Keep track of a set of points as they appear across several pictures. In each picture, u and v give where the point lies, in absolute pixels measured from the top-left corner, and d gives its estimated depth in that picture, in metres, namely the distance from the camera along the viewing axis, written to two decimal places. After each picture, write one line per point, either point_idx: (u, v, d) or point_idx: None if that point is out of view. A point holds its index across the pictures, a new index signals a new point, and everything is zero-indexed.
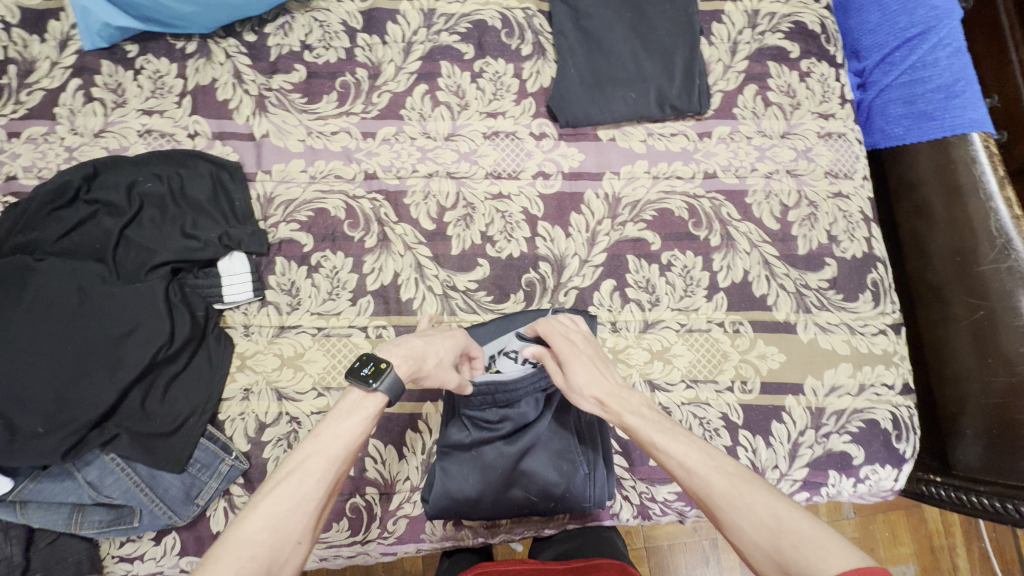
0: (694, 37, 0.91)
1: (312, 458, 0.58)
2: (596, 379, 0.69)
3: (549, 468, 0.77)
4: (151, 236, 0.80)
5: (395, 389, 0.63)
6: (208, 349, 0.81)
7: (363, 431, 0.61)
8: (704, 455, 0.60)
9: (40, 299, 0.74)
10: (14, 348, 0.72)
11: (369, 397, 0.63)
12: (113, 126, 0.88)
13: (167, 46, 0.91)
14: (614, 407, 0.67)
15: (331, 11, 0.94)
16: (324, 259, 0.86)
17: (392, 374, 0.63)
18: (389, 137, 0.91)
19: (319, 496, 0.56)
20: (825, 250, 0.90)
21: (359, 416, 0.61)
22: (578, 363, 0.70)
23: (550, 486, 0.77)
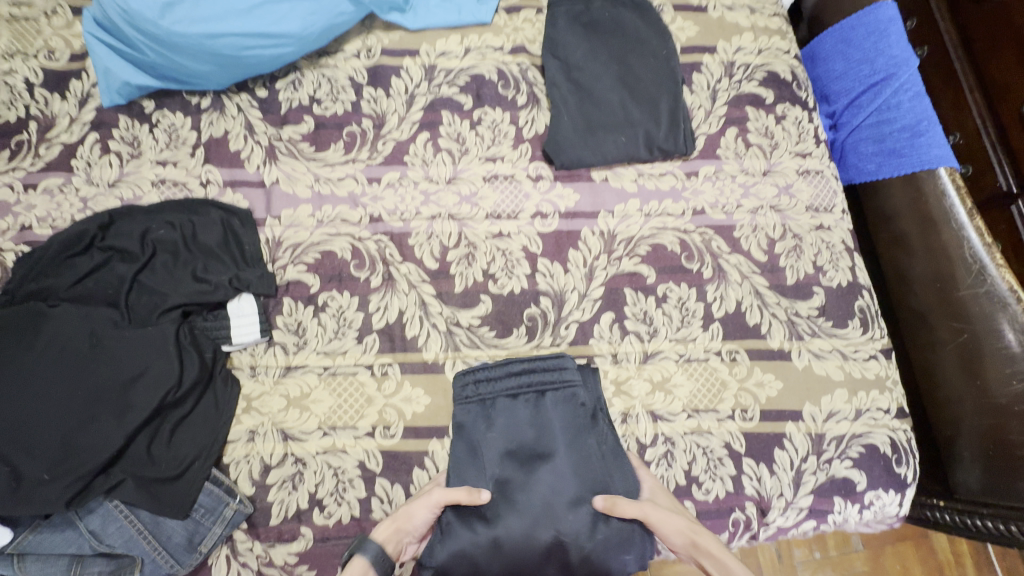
0: (677, 87, 0.99)
1: None
2: (680, 523, 0.75)
3: (563, 499, 0.78)
4: (163, 280, 0.82)
5: (375, 555, 0.70)
6: (215, 391, 0.81)
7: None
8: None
9: (52, 344, 0.75)
10: (24, 394, 0.73)
11: (356, 561, 0.70)
12: (128, 177, 0.92)
13: (182, 101, 0.97)
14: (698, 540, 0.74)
15: (339, 68, 1.00)
16: (331, 298, 0.89)
17: (371, 542, 0.71)
18: (393, 182, 0.95)
19: None
20: (813, 280, 0.94)
21: None
22: (662, 518, 0.75)
23: (568, 514, 0.77)
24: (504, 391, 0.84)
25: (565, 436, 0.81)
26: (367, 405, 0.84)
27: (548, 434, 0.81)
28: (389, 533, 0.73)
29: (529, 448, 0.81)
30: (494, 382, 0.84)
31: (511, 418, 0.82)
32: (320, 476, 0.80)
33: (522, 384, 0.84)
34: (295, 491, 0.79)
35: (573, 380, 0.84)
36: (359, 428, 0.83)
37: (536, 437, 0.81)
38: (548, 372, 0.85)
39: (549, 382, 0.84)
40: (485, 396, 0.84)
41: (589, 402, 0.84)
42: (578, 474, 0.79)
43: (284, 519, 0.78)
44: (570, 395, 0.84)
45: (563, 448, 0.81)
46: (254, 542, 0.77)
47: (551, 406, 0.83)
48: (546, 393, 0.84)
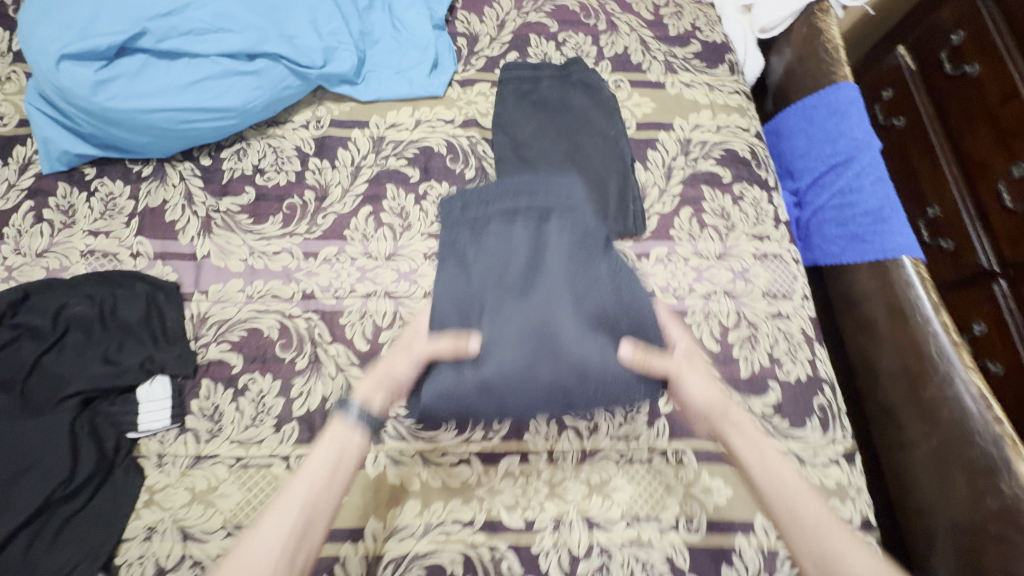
0: (629, 167, 0.96)
1: (286, 509, 0.60)
2: (714, 391, 0.69)
3: (570, 323, 0.65)
4: (70, 363, 0.78)
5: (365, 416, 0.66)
6: (113, 483, 0.76)
7: (339, 464, 0.64)
8: (831, 518, 0.60)
9: None
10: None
11: (338, 424, 0.66)
12: (56, 246, 0.89)
13: (123, 169, 0.95)
14: (732, 422, 0.69)
15: (286, 138, 0.99)
16: (252, 381, 0.84)
17: (355, 406, 0.67)
18: (330, 257, 0.92)
19: (292, 523, 0.60)
20: (768, 373, 0.88)
21: (329, 450, 0.64)
22: (698, 379, 0.69)
23: (570, 338, 0.64)
24: (502, 212, 0.75)
25: (568, 254, 0.70)
26: None
27: (547, 252, 0.70)
28: (374, 392, 0.68)
29: (526, 270, 0.69)
30: (490, 206, 0.77)
31: (504, 244, 0.72)
32: None
33: (525, 203, 0.75)
34: None
35: (578, 206, 0.75)
36: None
37: (534, 259, 0.70)
38: (553, 194, 0.76)
39: (552, 202, 0.75)
40: (475, 221, 0.76)
41: (595, 228, 0.74)
42: (584, 296, 0.67)
43: None
44: (574, 218, 0.74)
45: (567, 266, 0.69)
46: None
47: (553, 228, 0.72)
48: (550, 215, 0.74)
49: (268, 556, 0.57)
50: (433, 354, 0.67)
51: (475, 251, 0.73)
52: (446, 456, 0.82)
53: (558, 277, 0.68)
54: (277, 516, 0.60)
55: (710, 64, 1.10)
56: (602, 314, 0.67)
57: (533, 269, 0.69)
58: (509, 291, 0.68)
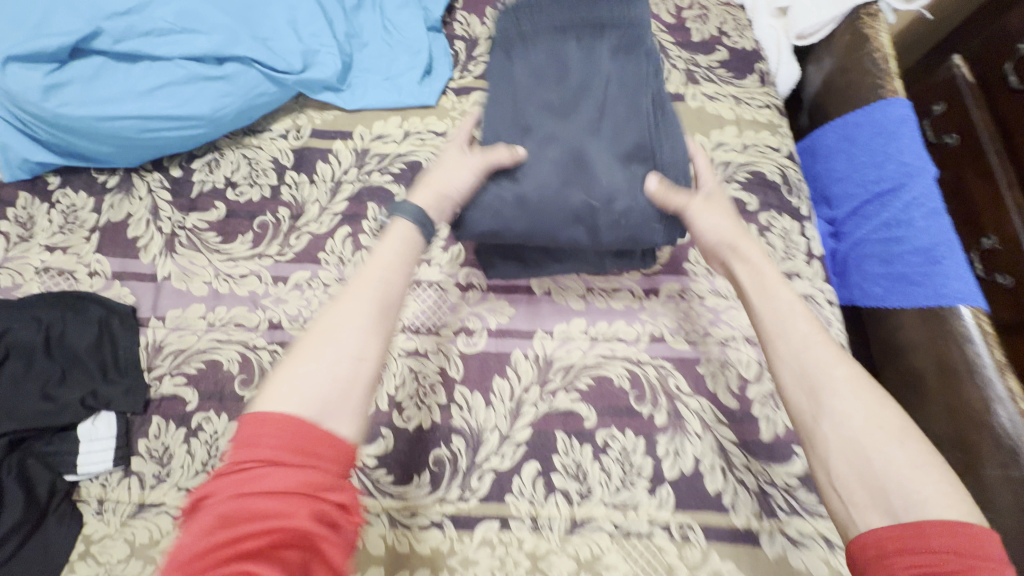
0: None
1: (349, 297, 0.51)
2: (732, 227, 0.63)
3: (611, 152, 0.65)
4: (6, 397, 0.71)
5: (417, 216, 0.57)
6: (45, 532, 0.69)
7: (405, 253, 0.55)
8: (824, 340, 0.55)
9: None
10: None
11: (397, 224, 0.56)
12: (11, 262, 0.84)
13: (87, 179, 0.89)
14: (743, 249, 0.63)
15: (263, 149, 0.91)
16: (206, 421, 0.76)
17: (410, 205, 0.57)
18: (301, 283, 0.83)
19: (365, 314, 0.51)
20: (794, 437, 0.76)
21: (393, 244, 0.55)
22: (716, 211, 0.64)
23: (608, 165, 0.64)
24: (557, 25, 0.70)
25: (620, 82, 0.68)
26: None
27: (603, 80, 0.68)
28: (432, 200, 0.60)
29: (577, 96, 0.68)
30: (543, 10, 0.71)
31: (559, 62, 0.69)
32: None
33: (579, 20, 0.70)
34: None
35: (637, 26, 0.70)
36: None
37: (587, 86, 0.68)
38: (613, 12, 0.71)
39: (613, 22, 0.70)
40: (528, 36, 0.71)
41: (656, 58, 0.70)
42: (627, 124, 0.66)
43: None
44: (636, 45, 0.70)
45: (615, 94, 0.68)
46: None
47: (604, 50, 0.70)
48: (607, 38, 0.70)
49: (345, 335, 0.49)
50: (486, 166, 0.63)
51: (525, 67, 0.69)
52: (415, 517, 0.73)
53: (608, 108, 0.67)
54: (344, 301, 0.51)
55: (737, 73, 0.97)
56: (648, 149, 0.65)
57: (586, 95, 0.67)
58: (558, 115, 0.67)
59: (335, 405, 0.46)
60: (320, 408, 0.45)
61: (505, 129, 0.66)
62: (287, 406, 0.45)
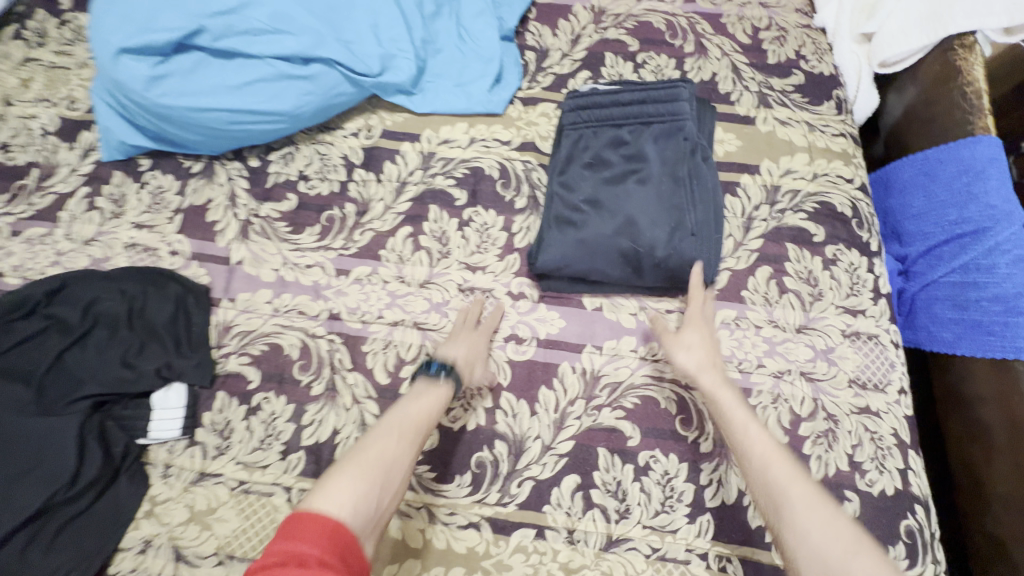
0: (716, 219, 0.79)
1: (391, 429, 0.62)
2: (705, 354, 0.72)
3: (656, 231, 0.75)
4: (90, 361, 0.76)
5: (458, 383, 0.72)
6: (117, 489, 0.74)
7: (434, 413, 0.67)
8: (785, 455, 0.59)
9: None
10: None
11: (438, 386, 0.70)
12: (104, 235, 0.91)
13: (175, 163, 0.95)
14: (708, 375, 0.69)
15: (335, 145, 0.95)
16: (266, 401, 0.80)
17: (456, 372, 0.72)
18: (362, 277, 0.87)
19: (406, 449, 0.61)
20: (845, 480, 0.73)
21: (430, 398, 0.68)
22: (691, 330, 0.74)
23: (655, 238, 0.75)
24: (609, 118, 0.80)
25: (667, 164, 0.77)
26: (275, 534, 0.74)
27: (648, 156, 0.77)
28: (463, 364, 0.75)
29: (624, 172, 0.78)
30: (598, 103, 0.80)
31: (612, 140, 0.79)
32: None
33: (630, 112, 0.79)
34: None
35: (682, 114, 0.77)
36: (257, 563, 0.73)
37: (634, 162, 0.78)
38: (656, 103, 0.78)
39: (659, 113, 0.78)
40: (589, 126, 0.81)
41: (693, 139, 0.77)
42: (671, 199, 0.76)
43: None
44: (676, 128, 0.77)
45: (661, 175, 0.77)
46: None
47: (651, 136, 0.78)
48: (654, 125, 0.78)
49: (391, 471, 0.58)
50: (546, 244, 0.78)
51: (585, 154, 0.80)
52: (455, 516, 0.74)
53: (650, 181, 0.77)
54: (388, 436, 0.61)
55: (812, 99, 0.95)
56: (681, 220, 0.76)
57: (632, 172, 0.78)
58: (605, 191, 0.77)
59: (371, 531, 0.54)
60: (359, 524, 0.52)
61: (561, 202, 0.79)
62: (339, 519, 0.50)
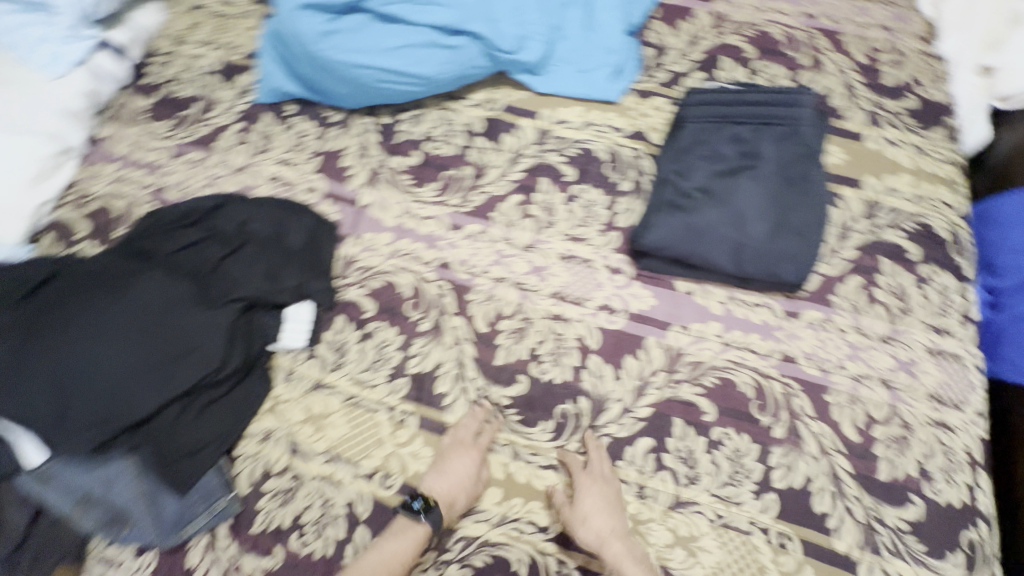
0: (822, 222, 0.82)
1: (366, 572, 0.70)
2: (602, 519, 0.75)
3: (764, 225, 0.81)
4: (242, 269, 0.87)
5: (438, 523, 0.75)
6: (250, 382, 0.86)
7: (407, 560, 0.72)
8: None
9: (137, 301, 0.78)
10: (88, 333, 0.74)
11: (416, 526, 0.75)
12: (251, 167, 1.02)
13: (317, 112, 1.06)
14: (611, 548, 0.73)
15: (460, 113, 1.04)
16: (379, 329, 0.90)
17: (437, 511, 0.75)
18: (473, 234, 0.95)
19: None
20: (912, 484, 0.77)
21: (407, 537, 0.74)
22: (585, 495, 0.76)
23: (760, 234, 0.81)
24: (731, 114, 0.86)
25: (780, 166, 0.83)
26: (376, 445, 0.83)
27: (763, 156, 0.83)
28: (447, 495, 0.77)
29: (738, 167, 0.83)
30: (721, 99, 0.87)
31: (731, 137, 0.85)
32: (308, 501, 0.81)
33: (753, 112, 0.85)
34: (283, 505, 0.81)
35: (801, 119, 0.84)
36: (360, 467, 0.82)
37: (748, 160, 0.84)
38: (778, 107, 0.85)
39: (780, 116, 0.85)
40: (710, 121, 0.87)
41: (809, 145, 0.83)
42: (779, 199, 0.82)
43: (264, 530, 0.79)
44: (793, 133, 0.84)
45: (774, 174, 0.82)
46: (232, 542, 0.79)
47: (770, 136, 0.84)
48: (775, 127, 0.85)
49: None
50: (657, 225, 0.84)
51: (703, 147, 0.86)
52: (536, 457, 0.82)
53: (762, 178, 0.82)
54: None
55: (923, 124, 0.97)
56: (784, 219, 0.82)
57: (746, 167, 0.83)
58: (721, 182, 0.83)
59: None
60: None
61: (674, 188, 0.85)
62: None
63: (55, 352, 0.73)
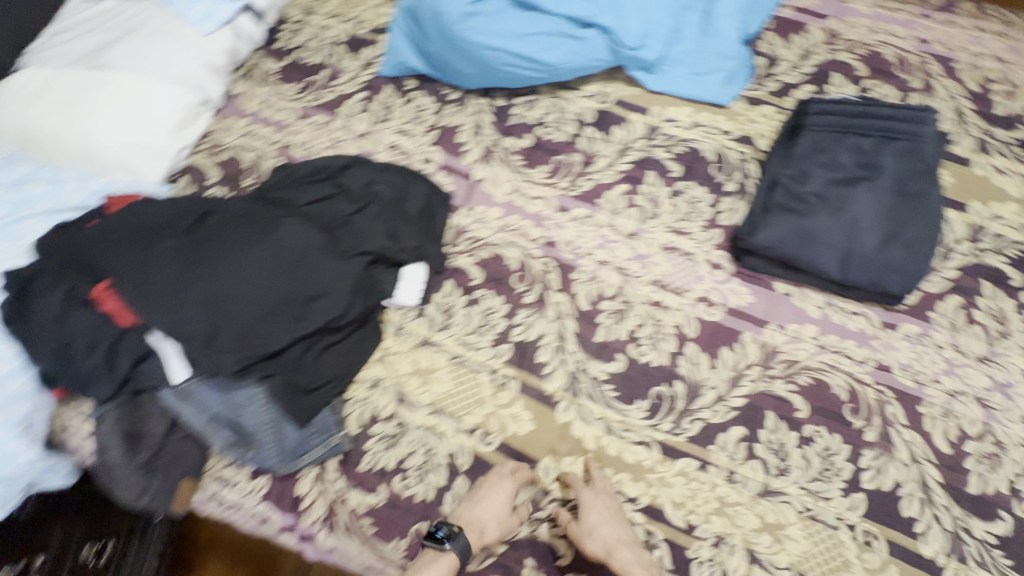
0: (934, 237, 0.84)
1: None
2: (608, 530, 0.76)
3: (876, 235, 0.84)
4: (368, 226, 0.92)
5: (465, 550, 0.76)
6: (364, 332, 0.91)
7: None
8: None
9: (277, 242, 0.83)
10: (236, 267, 0.80)
11: (449, 555, 0.75)
12: (372, 134, 1.08)
13: (436, 88, 1.12)
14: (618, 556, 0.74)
15: (573, 103, 1.09)
16: (485, 297, 0.95)
17: (462, 538, 0.75)
18: (579, 217, 1.00)
19: None
20: (1002, 501, 0.79)
21: (435, 565, 0.74)
22: (589, 509, 0.78)
23: (873, 243, 0.84)
24: (852, 125, 0.90)
25: (897, 179, 0.86)
26: (477, 404, 0.88)
27: (881, 168, 0.86)
28: (475, 525, 0.77)
29: (856, 177, 0.87)
30: (843, 110, 0.91)
31: (851, 147, 0.89)
32: (412, 447, 0.86)
33: (874, 125, 0.89)
34: (388, 449, 0.86)
35: (922, 136, 0.87)
36: (462, 422, 0.87)
37: (866, 171, 0.87)
38: (901, 122, 0.88)
39: (901, 131, 0.88)
40: (830, 130, 0.91)
41: (927, 161, 0.87)
42: (893, 210, 0.85)
43: (370, 469, 0.85)
44: (913, 149, 0.87)
45: (890, 187, 0.86)
46: (341, 476, 0.85)
47: (890, 149, 0.87)
48: (895, 141, 0.88)
49: None
50: (769, 225, 0.87)
51: (820, 155, 0.90)
52: (630, 432, 0.85)
53: (879, 190, 0.85)
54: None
55: None
56: (897, 232, 0.84)
57: (864, 178, 0.87)
58: (837, 190, 0.86)
59: None
60: None
61: (788, 191, 0.89)
62: None
63: (208, 281, 0.78)
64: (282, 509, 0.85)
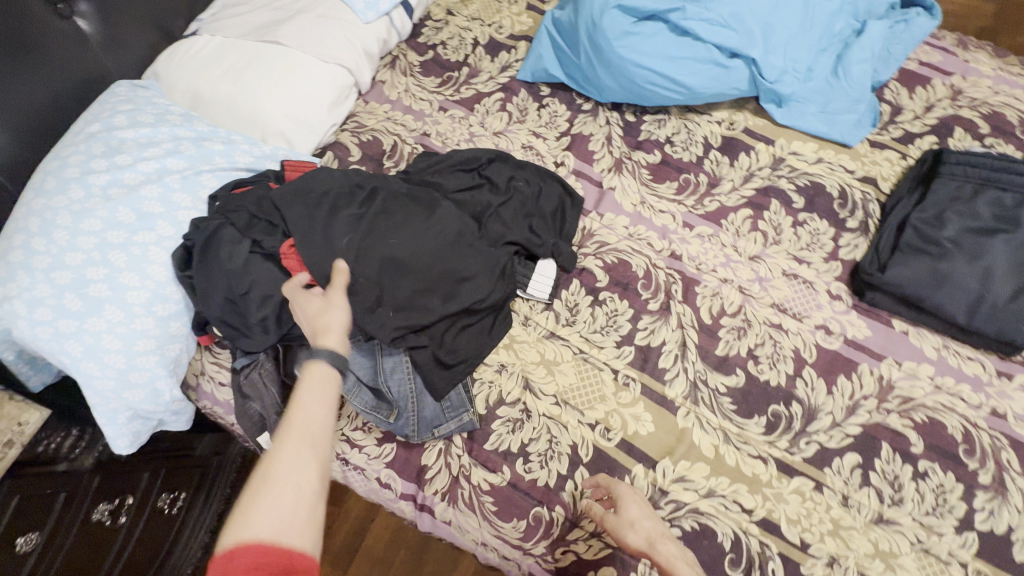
0: None
1: (297, 427, 0.62)
2: (649, 523, 0.78)
3: (1011, 284, 0.87)
4: (511, 219, 0.97)
5: (333, 354, 0.70)
6: (496, 319, 0.95)
7: (326, 395, 0.66)
8: None
9: (436, 223, 0.89)
10: (401, 240, 0.86)
11: (314, 365, 0.69)
12: (507, 133, 1.14)
13: (570, 98, 1.18)
14: (657, 547, 0.75)
15: (701, 126, 1.14)
16: (610, 299, 0.99)
17: (321, 348, 0.70)
18: (703, 235, 1.04)
19: (309, 439, 0.61)
20: None
21: (320, 382, 0.67)
22: (629, 503, 0.80)
23: (1007, 293, 0.87)
24: (991, 178, 0.94)
25: None
26: (600, 401, 0.92)
27: (1021, 224, 0.90)
28: (338, 338, 0.72)
29: (993, 229, 0.91)
30: (982, 163, 0.96)
31: (988, 200, 0.94)
32: (536, 433, 0.89)
33: (1014, 181, 0.93)
34: (513, 432, 0.89)
35: None
36: (585, 415, 0.91)
37: (1003, 224, 0.91)
38: None
39: None
40: (967, 181, 0.96)
41: None
42: None
43: (495, 450, 0.88)
44: None
45: None
46: (465, 453, 0.89)
47: None
48: None
49: (301, 463, 0.59)
50: (900, 264, 0.93)
51: (955, 203, 0.95)
52: (747, 445, 0.88)
53: (1016, 243, 0.89)
54: (295, 441, 0.60)
55: None
56: None
57: (1001, 230, 0.91)
58: (972, 238, 0.91)
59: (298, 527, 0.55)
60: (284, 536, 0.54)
61: (920, 234, 0.94)
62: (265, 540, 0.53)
63: (378, 250, 0.85)
64: (405, 476, 0.89)
